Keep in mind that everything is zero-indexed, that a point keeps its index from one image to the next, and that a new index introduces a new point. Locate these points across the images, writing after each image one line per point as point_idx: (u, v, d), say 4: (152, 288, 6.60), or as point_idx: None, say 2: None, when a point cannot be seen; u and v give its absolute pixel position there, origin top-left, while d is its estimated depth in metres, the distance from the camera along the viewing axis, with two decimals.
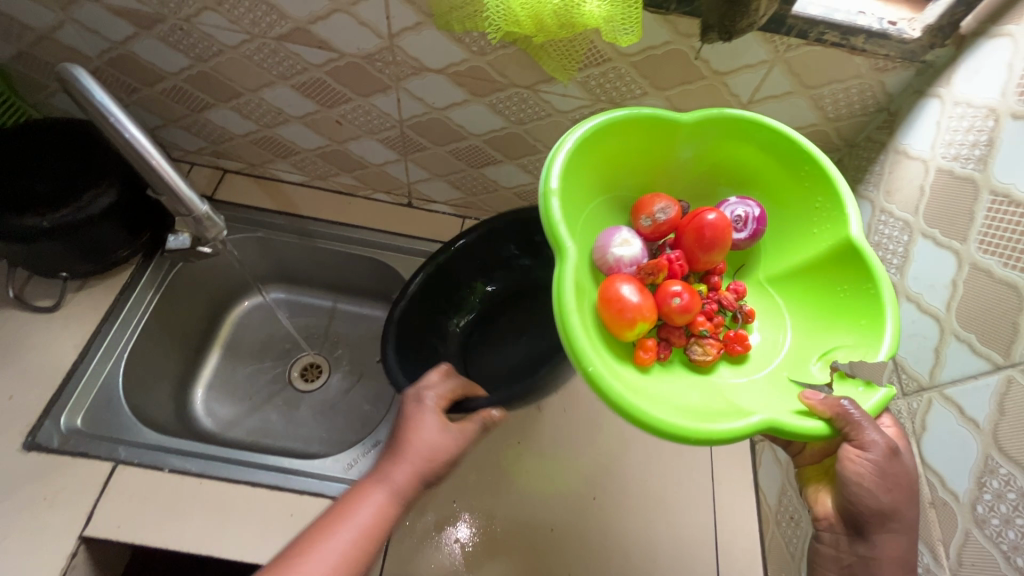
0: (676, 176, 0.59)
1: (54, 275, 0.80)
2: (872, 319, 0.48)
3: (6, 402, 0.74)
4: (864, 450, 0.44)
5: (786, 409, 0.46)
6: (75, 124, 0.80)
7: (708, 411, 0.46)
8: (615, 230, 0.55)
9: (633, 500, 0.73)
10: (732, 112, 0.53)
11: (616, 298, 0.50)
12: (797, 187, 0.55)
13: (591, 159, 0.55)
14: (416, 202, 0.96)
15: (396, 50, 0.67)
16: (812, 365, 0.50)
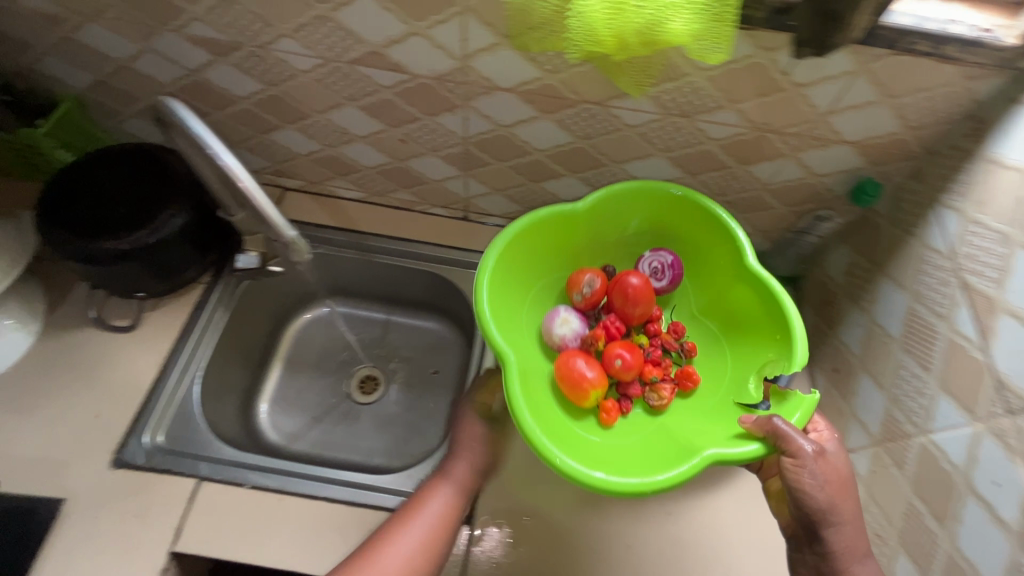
0: (583, 250, 0.77)
1: (130, 295, 0.82)
2: (777, 336, 0.65)
3: (91, 421, 0.77)
4: (802, 466, 0.53)
5: (731, 430, 0.61)
6: (141, 147, 0.80)
7: (667, 455, 0.61)
8: (552, 315, 0.71)
9: (709, 517, 0.72)
10: (613, 186, 0.71)
11: (571, 370, 0.65)
12: (707, 244, 0.73)
13: (516, 263, 0.71)
14: (471, 216, 0.97)
15: (468, 70, 0.67)
16: (748, 384, 0.66)
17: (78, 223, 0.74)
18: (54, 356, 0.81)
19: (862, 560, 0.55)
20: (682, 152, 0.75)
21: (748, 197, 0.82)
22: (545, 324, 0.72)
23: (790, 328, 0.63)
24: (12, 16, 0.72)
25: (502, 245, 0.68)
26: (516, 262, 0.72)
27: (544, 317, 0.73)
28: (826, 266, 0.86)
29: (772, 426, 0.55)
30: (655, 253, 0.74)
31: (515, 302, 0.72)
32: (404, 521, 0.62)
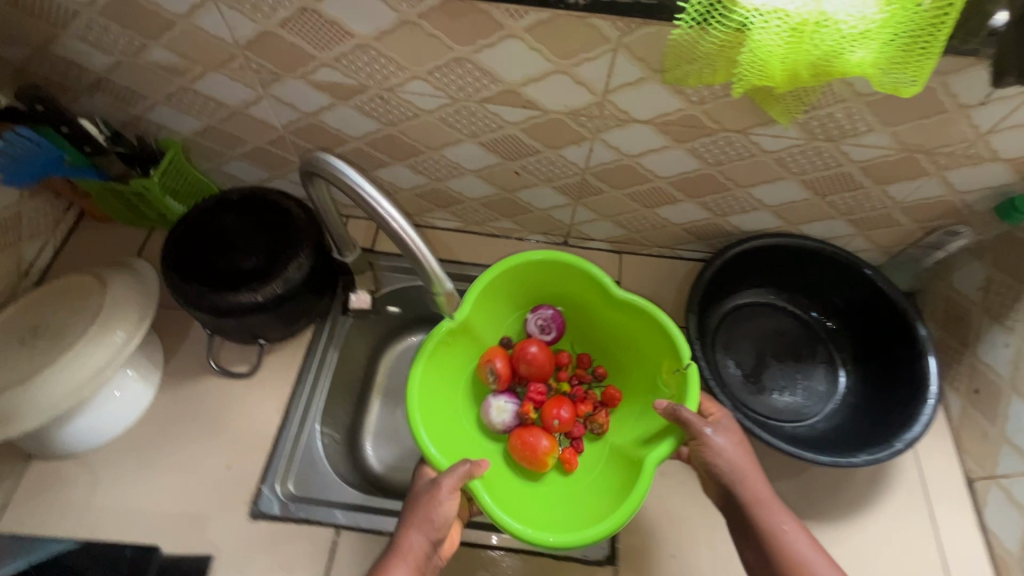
0: (484, 330, 0.82)
1: (253, 342, 0.83)
2: (671, 351, 0.74)
3: (227, 471, 0.78)
4: (702, 438, 0.64)
5: (661, 425, 0.72)
6: (261, 194, 0.80)
7: (632, 467, 0.71)
8: (487, 407, 0.78)
9: (849, 548, 0.75)
10: (488, 278, 0.76)
11: (526, 448, 0.74)
12: (595, 297, 0.80)
13: (443, 361, 0.77)
14: (572, 241, 0.95)
15: (607, 104, 0.65)
16: (660, 381, 0.77)
17: (212, 277, 0.76)
18: (177, 405, 0.82)
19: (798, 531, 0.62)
20: (816, 175, 0.72)
21: (876, 215, 0.79)
22: (483, 414, 0.79)
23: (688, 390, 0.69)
24: (132, 69, 0.71)
25: (427, 359, 0.73)
26: (439, 363, 0.76)
27: (481, 408, 0.80)
28: (953, 281, 0.83)
29: (674, 412, 0.65)
30: (538, 309, 0.83)
31: (444, 388, 0.79)
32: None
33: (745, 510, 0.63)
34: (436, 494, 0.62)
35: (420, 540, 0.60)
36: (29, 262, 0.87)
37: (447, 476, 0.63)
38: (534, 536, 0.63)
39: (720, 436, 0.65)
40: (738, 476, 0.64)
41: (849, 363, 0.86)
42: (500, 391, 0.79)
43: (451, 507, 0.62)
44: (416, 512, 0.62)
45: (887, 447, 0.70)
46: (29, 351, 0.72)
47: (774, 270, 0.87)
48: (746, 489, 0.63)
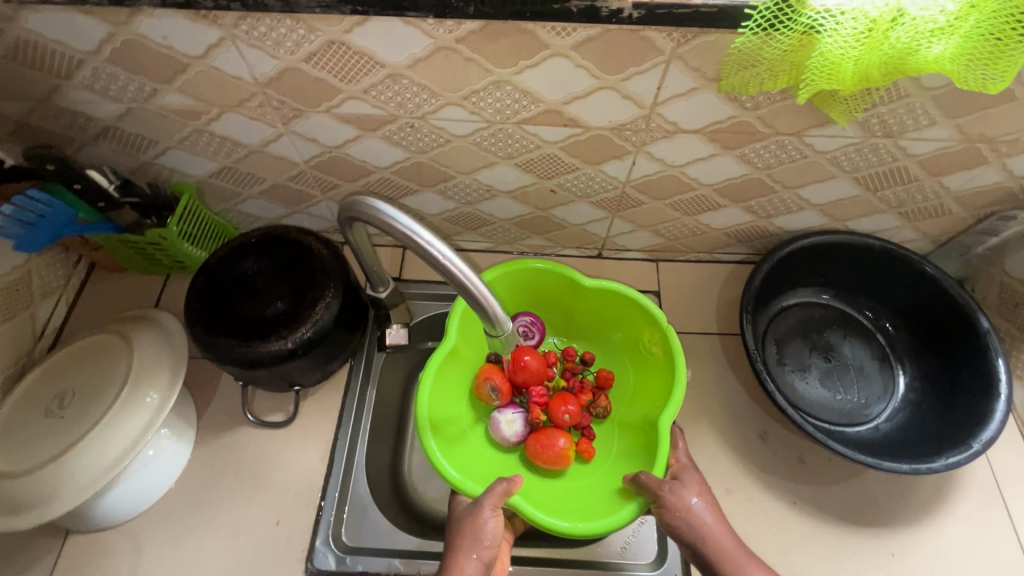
0: (471, 350, 0.79)
1: (287, 389, 0.79)
2: (644, 317, 0.77)
3: (277, 527, 0.74)
4: (662, 501, 0.63)
5: (663, 388, 0.74)
6: (280, 232, 0.76)
7: (646, 435, 0.72)
8: (495, 425, 0.74)
9: (928, 552, 0.73)
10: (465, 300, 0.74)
11: (545, 452, 0.71)
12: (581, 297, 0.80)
13: (443, 389, 0.74)
14: (606, 253, 0.92)
15: (654, 117, 0.62)
16: (640, 341, 0.79)
17: (238, 326, 0.69)
18: (216, 462, 0.78)
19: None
20: (870, 172, 0.69)
21: (928, 206, 0.76)
22: (494, 434, 0.75)
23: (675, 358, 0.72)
24: (143, 115, 0.66)
25: (430, 382, 0.71)
26: (440, 392, 0.74)
27: (488, 425, 0.76)
28: (1007, 266, 0.80)
29: (637, 480, 0.65)
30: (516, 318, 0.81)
31: (454, 410, 0.76)
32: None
33: (710, 565, 0.62)
34: (481, 515, 0.61)
35: (472, 567, 0.59)
36: (43, 322, 0.83)
37: (486, 496, 0.63)
38: (590, 528, 0.63)
39: (681, 493, 0.63)
40: (701, 533, 0.62)
41: (905, 362, 0.83)
42: (503, 406, 0.75)
43: (496, 527, 0.61)
44: (462, 537, 0.61)
45: (966, 449, 0.68)
46: (58, 422, 0.69)
47: (824, 268, 0.84)
48: (712, 546, 0.62)
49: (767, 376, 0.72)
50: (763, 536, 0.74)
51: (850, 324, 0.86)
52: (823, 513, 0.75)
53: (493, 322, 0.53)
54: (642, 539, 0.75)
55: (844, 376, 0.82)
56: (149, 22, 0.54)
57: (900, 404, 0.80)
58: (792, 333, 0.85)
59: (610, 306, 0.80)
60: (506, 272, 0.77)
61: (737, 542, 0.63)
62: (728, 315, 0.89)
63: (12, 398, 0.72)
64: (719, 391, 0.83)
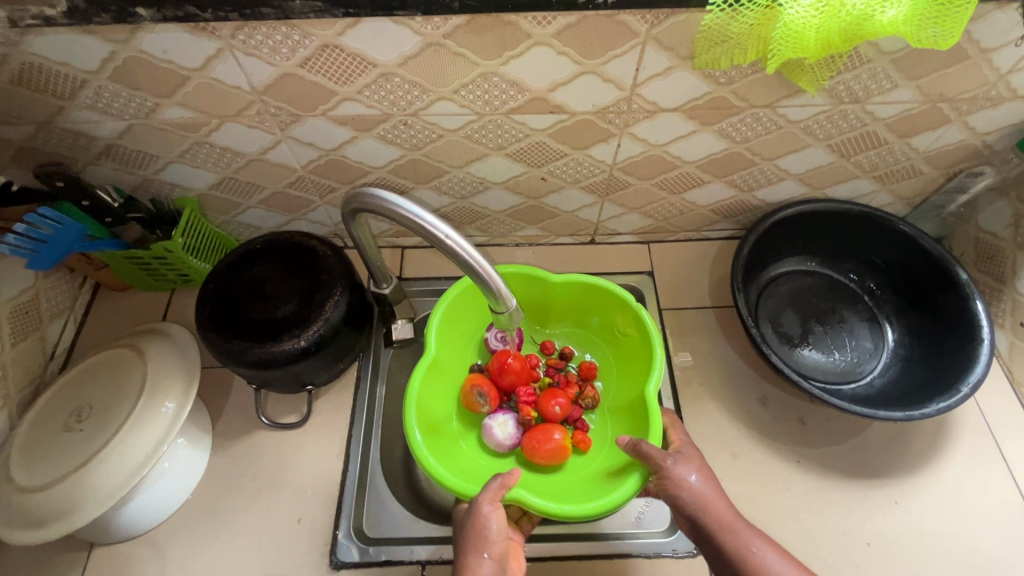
0: (452, 359, 0.82)
1: (300, 389, 0.81)
2: (615, 304, 0.80)
3: (299, 524, 0.76)
4: (664, 472, 0.63)
5: (644, 366, 0.77)
6: (274, 239, 0.78)
7: (636, 413, 0.75)
8: (489, 431, 0.76)
9: (929, 497, 0.75)
10: (442, 306, 0.77)
11: (542, 447, 0.73)
12: (555, 294, 0.83)
13: (430, 399, 0.76)
14: (598, 238, 0.95)
15: (635, 98, 0.65)
16: (615, 327, 0.82)
17: (250, 329, 0.71)
18: (233, 467, 0.80)
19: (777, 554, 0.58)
20: (842, 138, 0.73)
21: (900, 167, 0.80)
22: (489, 441, 0.76)
23: (650, 338, 0.75)
24: (144, 131, 0.69)
25: (416, 390, 0.72)
26: (428, 406, 0.75)
27: (481, 434, 0.78)
28: (980, 222, 0.85)
29: (637, 448, 0.66)
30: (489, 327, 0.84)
31: (444, 420, 0.77)
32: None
33: (712, 541, 0.59)
34: (482, 513, 0.61)
35: (484, 566, 0.57)
36: (53, 343, 0.84)
37: (484, 493, 0.62)
38: (597, 507, 0.65)
39: (680, 464, 0.63)
40: (702, 507, 0.60)
41: (893, 316, 0.87)
42: (493, 412, 0.77)
43: (501, 521, 0.60)
44: (469, 539, 0.60)
45: (956, 393, 0.71)
46: (77, 436, 0.70)
47: (807, 236, 0.87)
48: (713, 520, 0.60)
49: (762, 341, 0.75)
50: (771, 495, 0.76)
51: (837, 288, 0.89)
52: (827, 469, 0.78)
53: (496, 297, 0.56)
54: (655, 509, 0.78)
55: (836, 339, 0.85)
56: (150, 37, 0.56)
57: (893, 357, 0.84)
58: (782, 304, 0.88)
59: (585, 297, 0.82)
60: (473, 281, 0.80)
61: (738, 516, 0.60)
62: (720, 289, 0.92)
63: (30, 418, 0.73)
64: (718, 361, 0.86)
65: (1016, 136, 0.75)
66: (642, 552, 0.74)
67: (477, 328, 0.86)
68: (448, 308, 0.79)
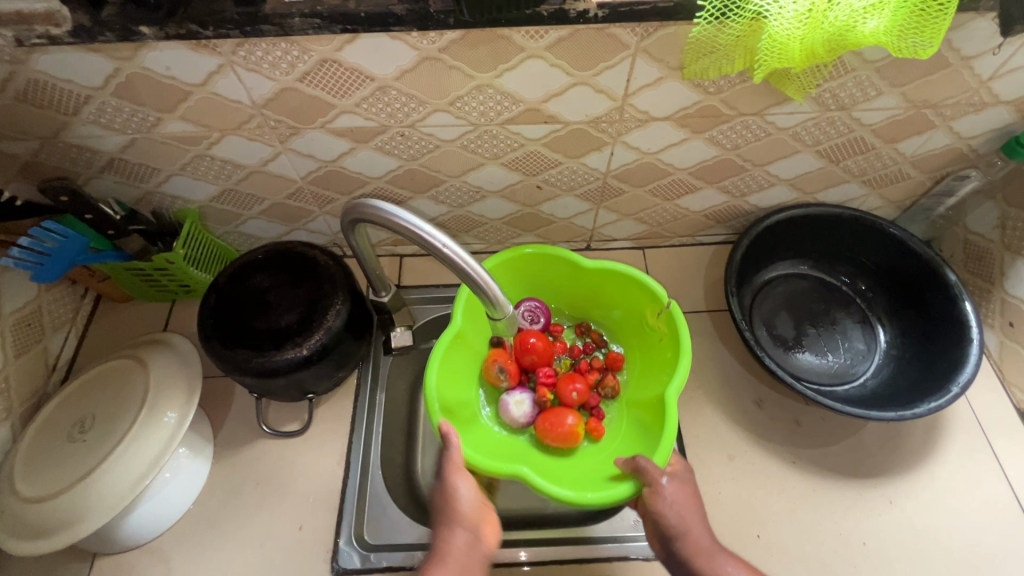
0: (479, 340, 0.83)
1: (301, 397, 0.82)
2: (646, 296, 0.80)
3: (300, 531, 0.76)
4: (656, 487, 0.64)
5: (668, 365, 0.77)
6: (286, 249, 0.79)
7: (653, 412, 0.75)
8: (505, 406, 0.77)
9: (924, 496, 0.76)
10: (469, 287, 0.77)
11: (555, 430, 0.74)
12: (588, 282, 0.84)
13: (452, 373, 0.77)
14: (594, 244, 0.96)
15: (626, 108, 0.67)
16: (644, 320, 0.82)
17: (255, 337, 0.72)
18: (235, 475, 0.80)
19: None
20: (830, 144, 0.75)
21: (888, 172, 0.81)
22: (504, 415, 0.78)
23: (679, 336, 0.74)
24: (146, 145, 0.70)
25: (437, 366, 0.73)
26: (450, 378, 0.76)
27: (498, 408, 0.79)
28: (968, 224, 0.86)
29: (635, 462, 0.66)
30: (521, 305, 0.84)
31: (462, 392, 0.78)
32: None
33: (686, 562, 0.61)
34: (454, 486, 0.64)
35: (457, 539, 0.61)
36: (55, 355, 0.85)
37: (456, 466, 0.65)
38: (602, 499, 0.65)
39: (673, 486, 0.64)
40: (684, 530, 0.62)
41: (886, 320, 0.88)
42: (513, 388, 0.79)
43: (469, 491, 0.63)
44: (443, 510, 0.63)
45: (946, 393, 0.72)
46: (81, 447, 0.71)
47: (799, 240, 0.89)
48: (690, 543, 0.62)
49: (756, 344, 0.76)
50: (768, 496, 0.77)
51: (830, 292, 0.91)
52: (822, 470, 0.79)
53: (494, 305, 0.57)
54: None
55: (829, 341, 0.87)
56: (153, 55, 0.58)
57: (887, 360, 0.85)
58: (777, 305, 0.89)
59: (616, 288, 0.83)
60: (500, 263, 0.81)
61: (714, 541, 0.62)
62: (715, 293, 0.93)
63: (34, 429, 0.74)
64: (714, 365, 0.87)
65: (1001, 140, 0.76)
66: (640, 555, 0.75)
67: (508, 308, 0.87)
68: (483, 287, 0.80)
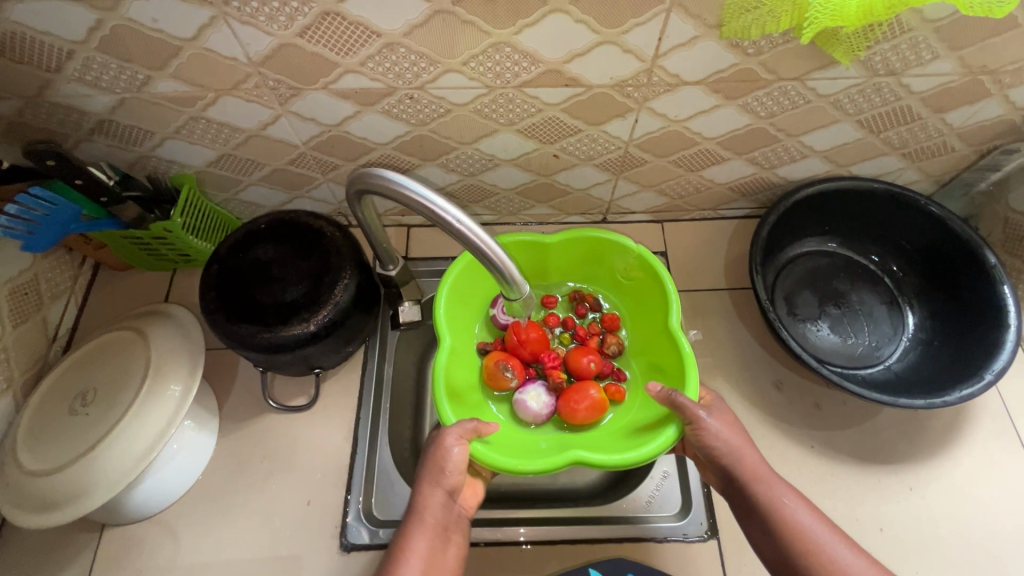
0: (463, 332, 0.79)
1: (307, 372, 0.79)
2: (613, 247, 0.78)
3: (308, 506, 0.76)
4: (698, 422, 0.62)
5: (657, 303, 0.76)
6: (243, 234, 0.74)
7: (661, 351, 0.75)
8: (522, 406, 0.73)
9: (946, 483, 0.74)
10: (444, 279, 0.74)
11: (580, 406, 0.71)
12: (556, 254, 0.81)
13: (452, 380, 0.73)
14: (611, 217, 0.92)
15: (655, 70, 0.61)
16: (616, 271, 0.81)
17: (257, 312, 0.69)
18: (241, 449, 0.79)
19: (798, 503, 0.58)
20: (873, 113, 0.69)
21: (931, 144, 0.76)
22: (525, 415, 0.73)
23: (658, 274, 0.74)
24: (137, 105, 0.65)
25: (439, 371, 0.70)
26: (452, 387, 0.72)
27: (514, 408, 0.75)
28: (1010, 202, 0.80)
29: (672, 399, 0.63)
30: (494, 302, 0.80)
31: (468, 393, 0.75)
32: (425, 540, 0.58)
33: (744, 491, 0.60)
34: (445, 445, 0.62)
35: (435, 495, 0.60)
36: (55, 324, 0.83)
37: (453, 427, 0.63)
38: (655, 448, 0.63)
39: (716, 418, 0.62)
40: (736, 457, 0.60)
41: (915, 303, 0.84)
42: (522, 385, 0.75)
43: (462, 458, 0.62)
44: (429, 466, 0.62)
45: (979, 380, 0.69)
46: (83, 420, 0.69)
47: (827, 216, 0.84)
48: (743, 468, 0.60)
49: (781, 327, 0.73)
50: (785, 481, 0.75)
51: (857, 270, 0.87)
52: (842, 455, 0.77)
53: (510, 285, 0.54)
54: (666, 493, 0.77)
55: (854, 322, 0.83)
56: (138, 5, 0.53)
57: (915, 343, 0.81)
58: (799, 284, 0.85)
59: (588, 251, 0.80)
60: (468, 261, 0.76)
61: (768, 468, 0.60)
62: (736, 270, 0.89)
63: (36, 400, 0.73)
64: (732, 345, 0.84)
65: None
66: (653, 536, 0.74)
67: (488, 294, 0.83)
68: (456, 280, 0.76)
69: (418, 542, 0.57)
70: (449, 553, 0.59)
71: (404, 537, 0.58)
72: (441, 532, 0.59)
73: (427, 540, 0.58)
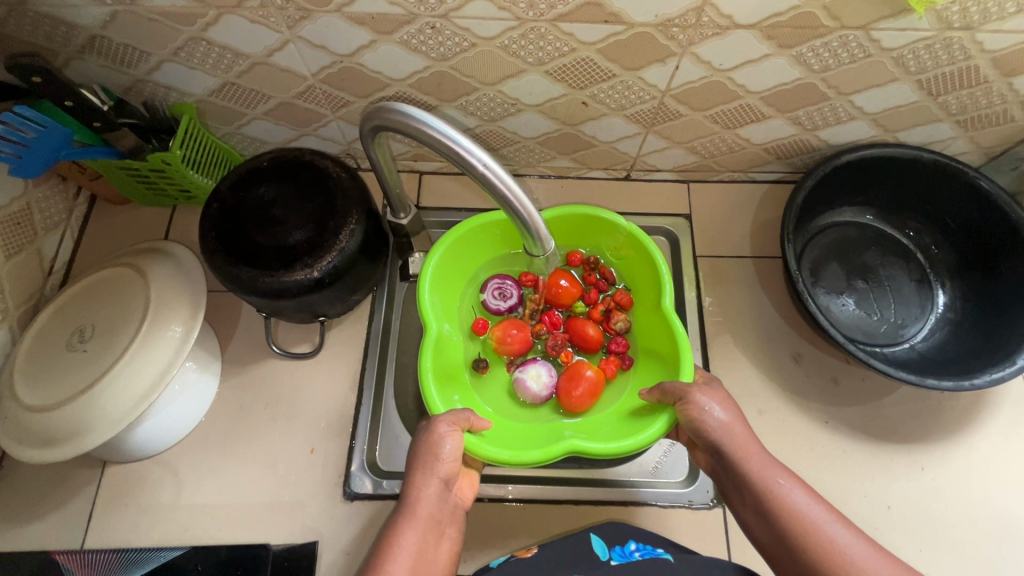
0: (450, 310, 0.76)
1: (311, 319, 0.77)
2: (602, 225, 0.75)
3: (312, 454, 0.75)
4: (689, 398, 0.60)
5: (649, 282, 0.73)
6: (225, 187, 0.69)
7: (655, 332, 0.72)
8: (521, 384, 0.71)
9: (959, 464, 0.73)
10: (435, 253, 0.71)
11: (578, 388, 0.69)
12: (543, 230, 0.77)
13: (441, 360, 0.70)
14: (635, 174, 0.86)
15: (706, 10, 0.55)
16: (606, 249, 0.78)
17: (258, 255, 0.66)
18: (244, 394, 0.78)
19: (794, 482, 0.55)
20: (936, 73, 0.63)
21: (990, 112, 0.70)
22: (522, 394, 0.72)
23: (650, 252, 0.71)
24: (131, 20, 0.59)
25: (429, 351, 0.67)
26: (443, 372, 0.70)
27: (512, 384, 0.74)
28: None
29: (662, 387, 0.63)
30: (486, 285, 0.77)
31: (458, 372, 0.74)
32: (416, 533, 0.55)
33: (737, 472, 0.56)
34: (438, 433, 0.59)
35: (430, 486, 0.57)
36: (51, 257, 0.79)
37: (445, 416, 0.61)
38: (646, 438, 0.62)
39: (708, 393, 0.60)
40: (727, 436, 0.57)
41: (948, 284, 0.80)
42: (524, 363, 0.73)
43: (456, 445, 0.59)
44: (420, 456, 0.59)
45: (1010, 364, 0.67)
46: (81, 357, 0.67)
47: (864, 185, 0.79)
48: (737, 449, 0.57)
49: (809, 298, 0.69)
50: (796, 454, 0.74)
51: (889, 244, 0.82)
52: (855, 431, 0.75)
53: (534, 240, 0.50)
54: (673, 460, 0.76)
55: (880, 298, 0.80)
56: None
57: (943, 325, 0.78)
58: (829, 256, 0.81)
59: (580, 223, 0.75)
60: (451, 242, 0.73)
61: (763, 450, 0.57)
62: (762, 238, 0.85)
63: (32, 334, 0.70)
64: (752, 315, 0.81)
65: None
66: (654, 500, 0.74)
67: (479, 263, 0.79)
68: (438, 262, 0.72)
69: (409, 535, 0.54)
70: (441, 547, 0.57)
71: (394, 530, 0.55)
72: (434, 525, 0.57)
73: (418, 532, 0.55)
